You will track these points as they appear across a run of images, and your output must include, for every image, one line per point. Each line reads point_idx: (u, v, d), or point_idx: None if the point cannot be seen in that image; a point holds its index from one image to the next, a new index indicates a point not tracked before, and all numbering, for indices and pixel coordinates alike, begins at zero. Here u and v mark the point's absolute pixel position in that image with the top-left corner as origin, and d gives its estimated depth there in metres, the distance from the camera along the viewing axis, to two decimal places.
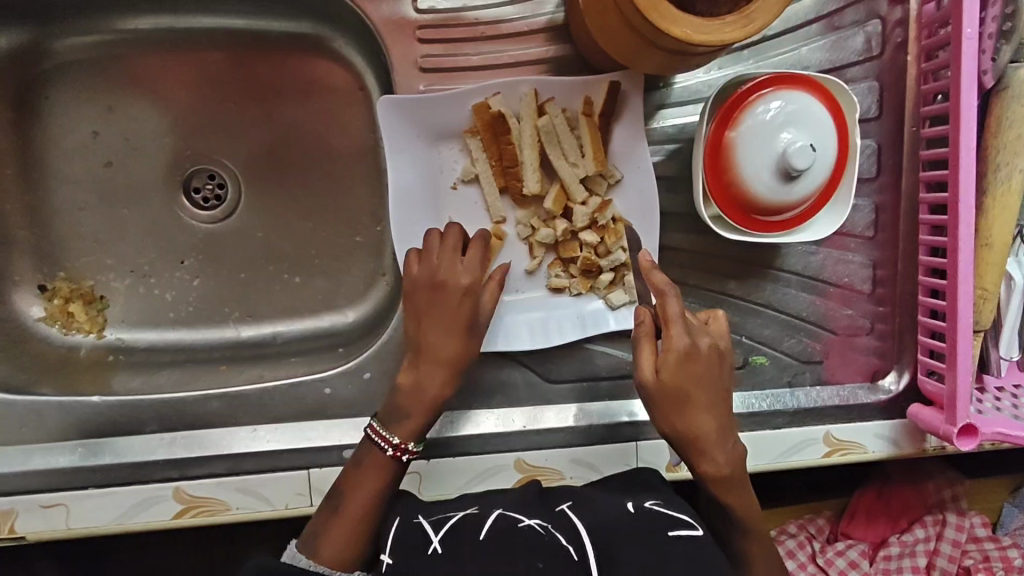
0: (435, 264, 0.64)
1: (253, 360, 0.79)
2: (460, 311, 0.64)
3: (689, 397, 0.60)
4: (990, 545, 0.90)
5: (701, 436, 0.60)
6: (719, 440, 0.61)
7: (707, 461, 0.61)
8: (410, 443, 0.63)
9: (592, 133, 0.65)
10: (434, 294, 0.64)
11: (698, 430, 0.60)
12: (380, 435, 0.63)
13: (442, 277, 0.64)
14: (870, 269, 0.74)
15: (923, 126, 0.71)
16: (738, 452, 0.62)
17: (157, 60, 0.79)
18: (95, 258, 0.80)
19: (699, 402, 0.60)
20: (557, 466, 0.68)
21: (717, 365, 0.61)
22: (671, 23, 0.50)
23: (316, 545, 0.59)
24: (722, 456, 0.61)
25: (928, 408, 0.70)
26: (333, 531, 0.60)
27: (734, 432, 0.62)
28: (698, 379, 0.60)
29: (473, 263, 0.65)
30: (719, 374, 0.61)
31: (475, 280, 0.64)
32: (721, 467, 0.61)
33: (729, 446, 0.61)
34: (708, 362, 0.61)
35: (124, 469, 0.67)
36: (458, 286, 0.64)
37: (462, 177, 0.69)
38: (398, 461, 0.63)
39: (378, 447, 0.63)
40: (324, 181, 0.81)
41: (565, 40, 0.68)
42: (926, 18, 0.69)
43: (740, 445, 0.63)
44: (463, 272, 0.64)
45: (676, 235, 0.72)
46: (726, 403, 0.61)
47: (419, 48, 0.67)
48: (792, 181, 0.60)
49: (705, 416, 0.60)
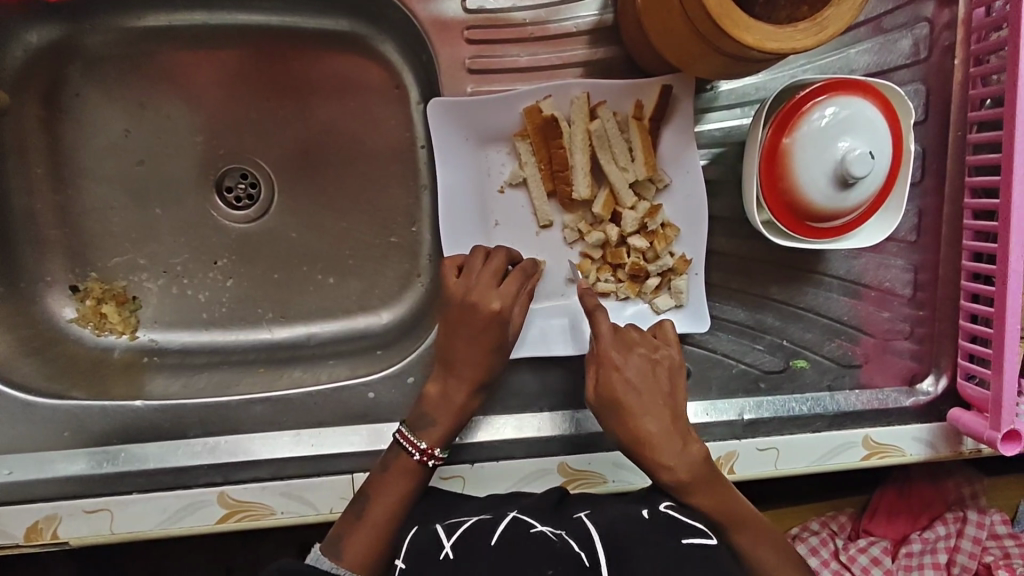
0: (470, 285, 0.65)
1: (288, 362, 0.78)
2: (490, 335, 0.64)
3: (626, 405, 0.61)
4: (1011, 542, 0.89)
5: (647, 443, 0.60)
6: (665, 444, 0.60)
7: (658, 466, 0.60)
8: (437, 449, 0.63)
9: (642, 137, 0.66)
10: (465, 315, 0.64)
11: (641, 435, 0.60)
12: (406, 440, 0.63)
13: (475, 300, 0.64)
14: (911, 272, 0.74)
15: (970, 131, 0.70)
16: (698, 458, 0.60)
17: (190, 56, 0.78)
18: (127, 259, 0.79)
19: (636, 408, 0.61)
20: (599, 470, 0.68)
21: (650, 372, 0.63)
22: (743, 30, 0.49)
23: (338, 549, 0.60)
24: (672, 461, 0.59)
25: (969, 413, 0.70)
26: (355, 534, 0.60)
27: (689, 438, 0.61)
28: (630, 387, 0.62)
29: (508, 289, 0.65)
30: (654, 381, 0.62)
31: (506, 307, 0.64)
32: (675, 473, 0.59)
33: (680, 450, 0.60)
34: (639, 370, 0.63)
35: (167, 474, 0.66)
36: (489, 311, 0.64)
37: (509, 180, 0.69)
38: (425, 466, 0.63)
39: (405, 451, 0.63)
40: (357, 181, 0.80)
41: (612, 41, 0.67)
42: (976, 22, 0.68)
43: (699, 448, 0.60)
44: (495, 296, 0.64)
45: (721, 239, 0.72)
46: (670, 408, 0.62)
47: (466, 49, 0.66)
48: (847, 188, 0.60)
49: (645, 423, 0.60)
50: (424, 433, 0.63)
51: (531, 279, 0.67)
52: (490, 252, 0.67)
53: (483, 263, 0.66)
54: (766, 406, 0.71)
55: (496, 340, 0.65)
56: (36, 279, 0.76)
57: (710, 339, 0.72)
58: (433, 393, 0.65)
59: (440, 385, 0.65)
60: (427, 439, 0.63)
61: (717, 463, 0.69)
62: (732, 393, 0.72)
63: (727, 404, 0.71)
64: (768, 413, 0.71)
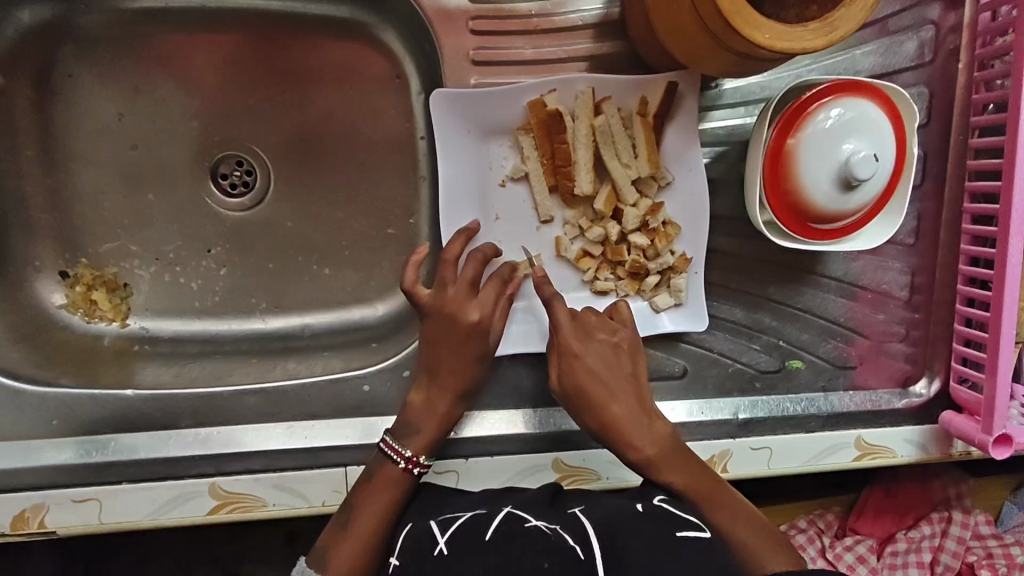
0: (446, 298, 0.64)
1: (281, 353, 0.77)
2: (473, 344, 0.64)
3: (588, 391, 0.62)
4: (993, 543, 0.90)
5: (614, 425, 0.61)
6: (633, 425, 0.61)
7: (628, 447, 0.60)
8: (422, 457, 0.63)
9: (647, 134, 0.65)
10: (452, 325, 0.64)
11: (608, 419, 0.61)
12: (393, 450, 0.62)
13: (453, 312, 0.64)
14: (908, 276, 0.74)
15: (972, 136, 0.70)
16: (663, 434, 0.61)
17: (185, 38, 0.76)
18: (118, 244, 0.78)
19: (600, 394, 0.61)
20: (592, 467, 0.68)
21: (612, 357, 0.63)
22: (753, 28, 0.49)
23: (326, 560, 0.59)
24: (640, 441, 0.60)
25: (961, 417, 0.71)
26: (342, 546, 0.59)
27: (654, 416, 0.62)
28: (592, 374, 0.62)
29: (486, 298, 0.65)
30: (616, 364, 0.63)
31: (485, 316, 0.64)
32: (645, 451, 0.60)
33: (647, 429, 0.61)
34: (598, 356, 0.63)
35: (157, 465, 0.65)
36: (468, 321, 0.64)
37: (511, 174, 0.68)
38: (410, 474, 0.63)
39: (391, 460, 0.63)
40: (354, 171, 0.79)
41: (617, 36, 0.67)
42: (982, 27, 0.68)
43: (662, 425, 0.61)
44: (472, 307, 0.64)
45: (721, 238, 0.72)
46: (631, 389, 0.62)
47: (471, 40, 0.65)
48: (850, 191, 0.60)
49: (612, 407, 0.61)
50: (419, 427, 0.63)
51: (511, 282, 0.67)
52: (469, 254, 0.66)
53: (457, 272, 0.65)
54: (760, 406, 0.71)
55: (479, 349, 0.65)
56: (24, 263, 0.75)
57: (708, 338, 0.72)
58: (431, 395, 0.64)
59: (423, 393, 0.64)
60: (412, 447, 0.63)
61: (711, 462, 0.69)
62: (728, 392, 0.72)
63: (721, 403, 0.71)
64: (763, 412, 0.71)
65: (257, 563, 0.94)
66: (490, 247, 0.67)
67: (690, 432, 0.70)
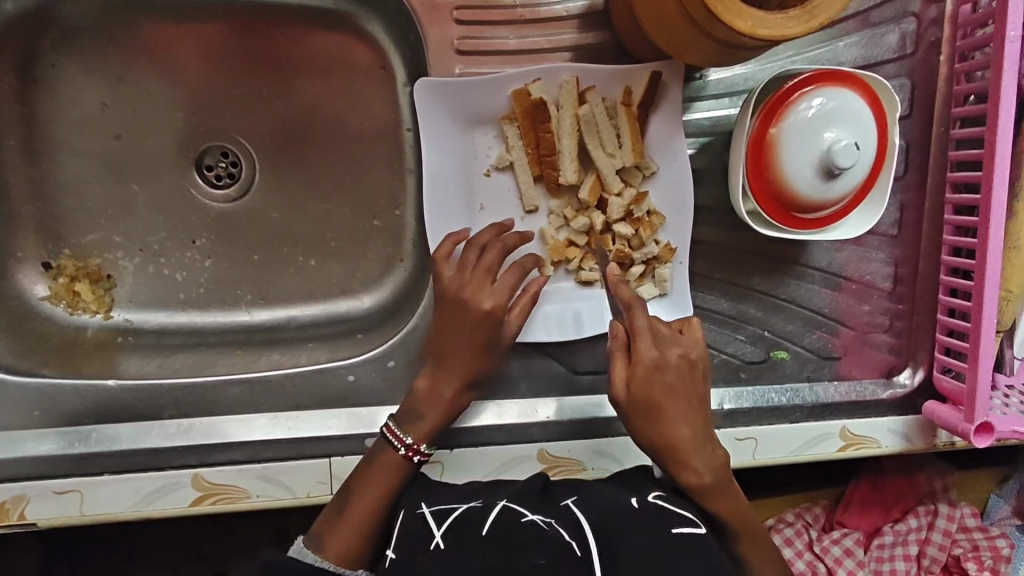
0: (463, 281, 0.64)
1: (266, 345, 0.77)
2: (479, 335, 0.64)
3: (659, 405, 0.60)
4: (980, 535, 0.91)
5: (676, 447, 0.60)
6: (696, 449, 0.60)
7: (685, 470, 0.60)
8: (422, 445, 0.63)
9: (631, 124, 0.64)
10: (454, 313, 0.64)
11: (676, 440, 0.60)
12: (394, 435, 0.63)
13: (468, 297, 0.63)
14: (891, 266, 0.75)
15: (953, 126, 0.71)
16: (721, 461, 0.61)
17: (171, 29, 0.75)
18: (102, 236, 0.77)
19: (672, 414, 0.60)
20: (578, 457, 0.68)
21: (688, 375, 0.62)
22: (735, 16, 0.49)
23: (322, 543, 0.60)
24: (700, 464, 0.60)
25: (946, 407, 0.71)
26: (341, 526, 0.61)
27: (714, 441, 0.62)
28: (668, 390, 0.61)
29: (503, 286, 0.64)
30: (691, 382, 0.62)
31: (497, 306, 0.64)
32: (702, 476, 0.60)
33: (708, 454, 0.61)
34: (677, 372, 0.61)
35: (140, 455, 0.65)
36: (480, 309, 0.63)
37: (496, 163, 0.68)
38: (410, 461, 0.63)
39: (392, 447, 0.63)
40: (340, 163, 0.79)
41: (602, 26, 0.66)
42: (962, 18, 0.69)
43: (721, 452, 0.62)
44: (487, 295, 0.64)
45: (705, 228, 0.72)
46: (699, 410, 0.62)
47: (455, 29, 0.65)
48: (832, 179, 0.60)
49: (679, 428, 0.60)
50: (403, 417, 0.64)
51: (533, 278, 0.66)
52: (495, 241, 0.65)
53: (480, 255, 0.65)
54: (745, 397, 0.72)
55: (487, 339, 0.64)
56: (6, 255, 0.74)
57: None
58: (421, 387, 0.64)
59: (429, 380, 0.64)
60: (413, 434, 0.63)
61: None
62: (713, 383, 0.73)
63: None
64: (748, 403, 0.72)
65: (242, 559, 0.94)
66: (516, 237, 0.66)
67: None
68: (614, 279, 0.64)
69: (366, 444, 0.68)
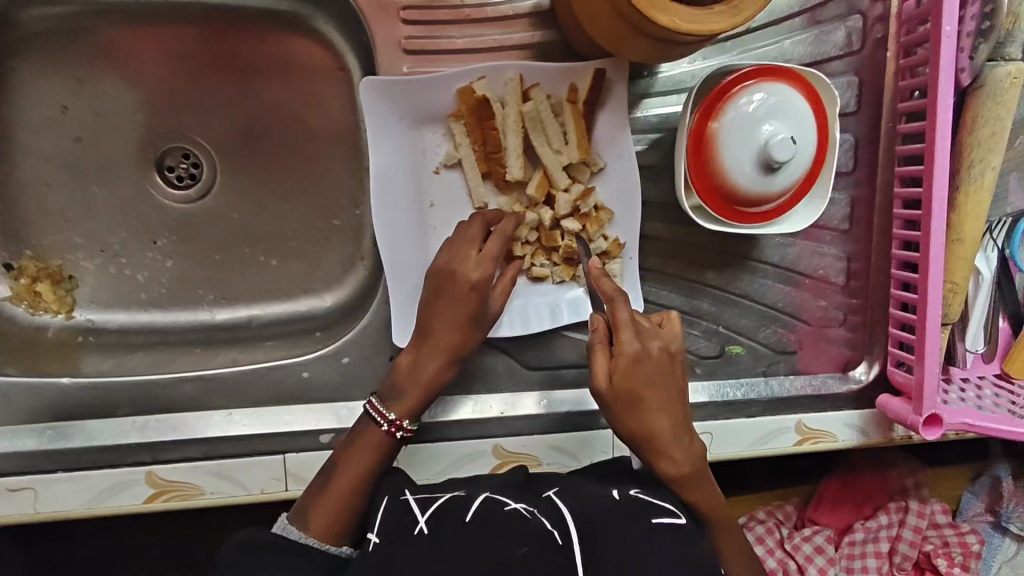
0: (454, 251, 0.65)
1: (227, 343, 0.78)
2: (467, 305, 0.64)
3: (639, 397, 0.61)
4: (950, 532, 0.91)
5: (655, 438, 0.61)
6: (675, 439, 0.62)
7: (664, 459, 0.62)
8: (405, 421, 0.63)
9: (576, 120, 0.66)
10: (443, 284, 0.64)
11: (654, 432, 0.61)
12: (376, 410, 0.63)
13: (455, 268, 0.64)
14: (845, 261, 0.75)
15: (899, 122, 0.72)
16: (698, 451, 0.63)
17: (130, 33, 0.77)
18: (63, 237, 0.78)
19: (653, 406, 0.61)
20: (533, 453, 0.70)
21: (668, 368, 0.62)
22: (661, 11, 0.50)
23: (305, 519, 0.59)
24: (678, 455, 0.62)
25: (897, 399, 0.71)
26: (324, 502, 0.60)
27: (692, 432, 0.63)
28: (648, 383, 0.61)
29: (490, 254, 0.64)
30: (670, 374, 0.62)
31: (485, 274, 0.64)
32: (679, 466, 0.62)
33: (685, 445, 0.62)
34: (658, 365, 0.61)
35: (93, 453, 0.65)
36: (468, 280, 0.64)
37: (445, 161, 0.69)
38: (392, 437, 0.63)
39: (374, 423, 0.63)
40: (300, 163, 0.80)
41: (550, 25, 0.67)
42: (907, 14, 0.70)
43: (698, 443, 0.63)
44: (473, 267, 0.64)
45: (657, 224, 0.73)
46: (679, 401, 0.63)
47: (402, 29, 0.66)
48: (772, 173, 0.61)
49: (658, 420, 0.61)
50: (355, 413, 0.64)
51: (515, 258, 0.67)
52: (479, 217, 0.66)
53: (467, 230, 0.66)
54: (702, 391, 0.72)
55: (473, 311, 0.64)
56: None
57: None
58: (404, 364, 0.65)
59: (411, 357, 0.65)
60: (396, 410, 0.63)
61: None
62: None
63: None
64: (704, 397, 0.72)
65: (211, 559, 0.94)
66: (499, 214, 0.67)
67: None
68: (597, 274, 0.64)
69: (320, 440, 0.68)
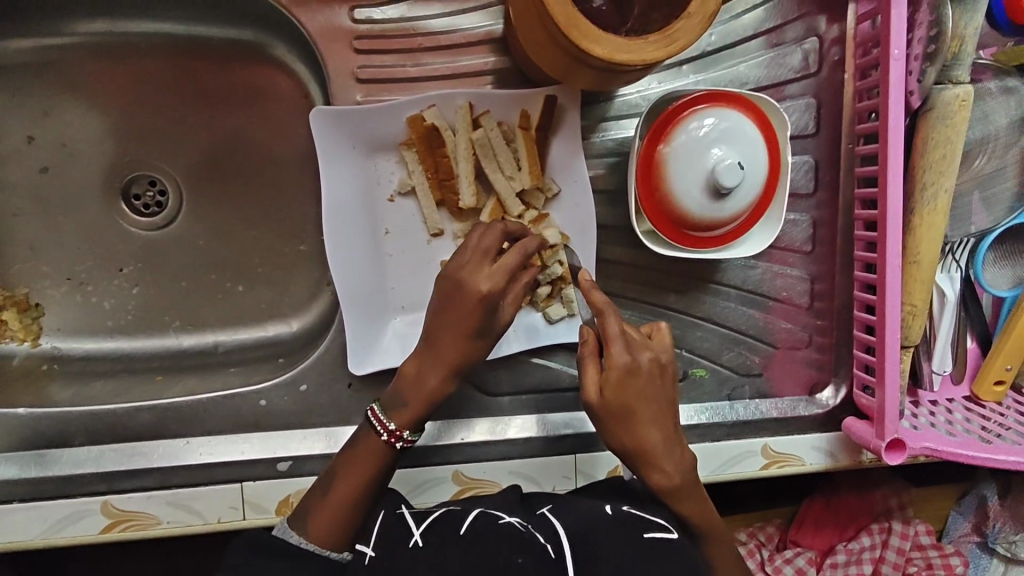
0: (462, 261, 0.60)
1: (191, 370, 0.79)
2: (472, 318, 0.60)
3: (631, 410, 0.57)
4: (934, 553, 0.89)
5: (648, 450, 0.58)
6: (668, 450, 0.58)
7: (656, 473, 0.58)
8: (406, 432, 0.60)
9: (528, 147, 0.66)
10: (453, 295, 0.60)
11: (647, 444, 0.58)
12: (377, 419, 0.61)
13: (465, 278, 0.60)
14: (808, 283, 0.74)
15: (858, 144, 0.71)
16: (689, 462, 0.60)
17: (96, 65, 0.78)
18: (30, 265, 0.78)
19: (645, 417, 0.57)
20: (495, 479, 0.69)
21: (659, 379, 0.58)
22: (593, 42, 0.50)
23: (306, 522, 0.57)
24: (672, 468, 0.58)
25: (861, 422, 0.70)
26: (324, 509, 0.58)
27: (683, 442, 0.60)
28: (640, 396, 0.57)
29: (504, 268, 0.59)
30: (660, 386, 0.59)
31: (496, 288, 0.59)
32: (671, 477, 0.59)
33: (678, 456, 0.59)
34: (649, 376, 0.58)
35: (49, 483, 0.65)
36: (476, 292, 0.59)
37: (398, 189, 0.69)
38: (392, 447, 0.60)
39: (375, 431, 0.61)
40: (266, 190, 0.80)
41: (504, 52, 0.68)
42: (862, 36, 0.69)
43: (689, 453, 0.60)
44: (484, 278, 0.59)
45: (614, 247, 0.72)
46: (670, 413, 0.59)
47: (355, 59, 0.67)
48: (721, 198, 0.61)
49: (651, 432, 0.57)
50: None
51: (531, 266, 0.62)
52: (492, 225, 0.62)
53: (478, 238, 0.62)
54: None
55: (480, 327, 0.60)
56: None
57: None
58: (409, 371, 0.62)
59: (415, 363, 0.62)
60: (397, 420, 0.61)
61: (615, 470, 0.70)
62: None
63: None
64: None
65: None
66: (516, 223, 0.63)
67: (589, 443, 0.71)
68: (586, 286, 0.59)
69: (277, 468, 0.68)
